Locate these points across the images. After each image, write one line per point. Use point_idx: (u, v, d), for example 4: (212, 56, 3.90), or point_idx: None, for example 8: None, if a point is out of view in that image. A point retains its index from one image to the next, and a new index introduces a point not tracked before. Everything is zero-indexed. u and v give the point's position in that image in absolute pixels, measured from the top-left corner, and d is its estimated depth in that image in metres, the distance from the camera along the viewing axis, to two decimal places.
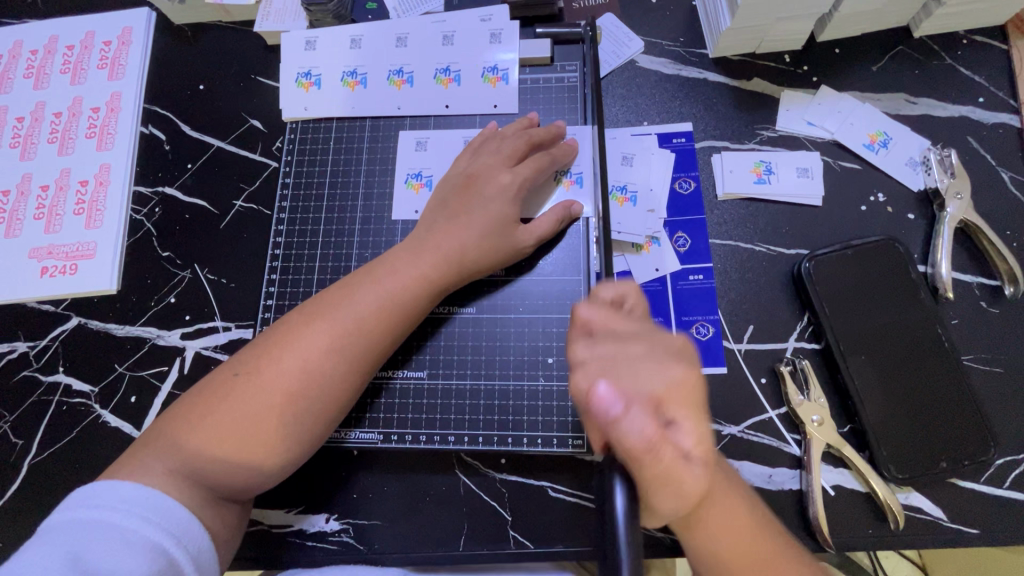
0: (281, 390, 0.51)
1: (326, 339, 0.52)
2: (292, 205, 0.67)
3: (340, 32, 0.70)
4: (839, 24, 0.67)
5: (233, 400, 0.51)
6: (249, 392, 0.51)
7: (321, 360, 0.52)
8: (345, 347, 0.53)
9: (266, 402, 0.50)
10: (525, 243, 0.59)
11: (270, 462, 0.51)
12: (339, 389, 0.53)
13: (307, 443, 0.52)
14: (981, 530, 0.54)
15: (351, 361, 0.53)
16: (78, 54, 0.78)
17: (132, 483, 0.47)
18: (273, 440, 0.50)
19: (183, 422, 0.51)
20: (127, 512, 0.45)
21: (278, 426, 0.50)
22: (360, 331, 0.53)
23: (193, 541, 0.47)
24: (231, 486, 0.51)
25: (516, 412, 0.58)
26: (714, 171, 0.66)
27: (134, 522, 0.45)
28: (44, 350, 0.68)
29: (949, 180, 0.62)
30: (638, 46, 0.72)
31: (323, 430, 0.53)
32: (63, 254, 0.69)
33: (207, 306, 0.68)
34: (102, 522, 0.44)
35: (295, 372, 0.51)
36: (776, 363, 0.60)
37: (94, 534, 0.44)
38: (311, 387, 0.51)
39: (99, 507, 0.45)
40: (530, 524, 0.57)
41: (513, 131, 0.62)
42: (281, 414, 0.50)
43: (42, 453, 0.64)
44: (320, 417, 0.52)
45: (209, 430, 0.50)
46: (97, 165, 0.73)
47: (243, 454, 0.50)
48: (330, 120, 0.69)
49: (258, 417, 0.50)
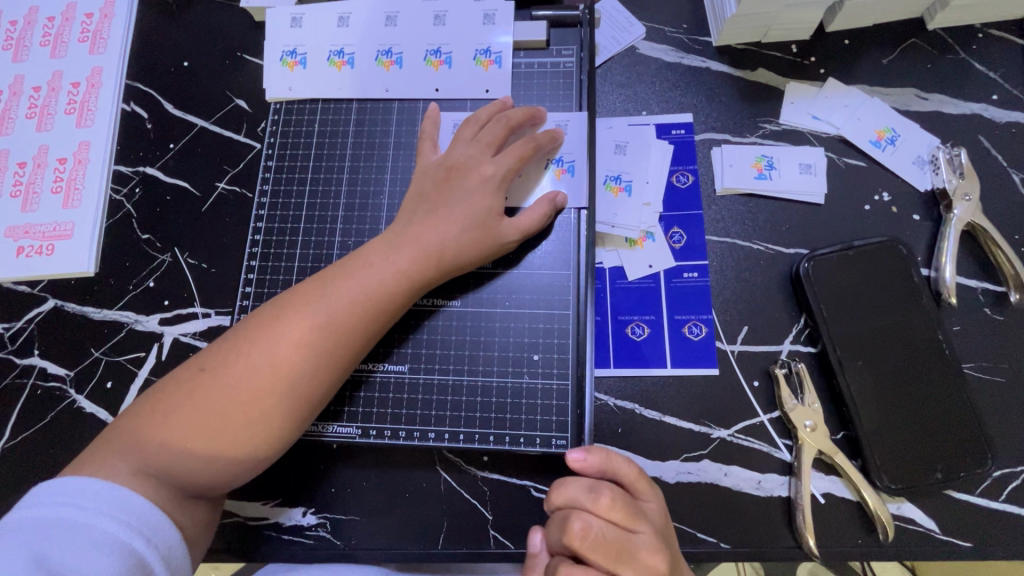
0: (249, 386, 0.49)
1: (298, 332, 0.50)
2: (275, 188, 0.65)
3: (328, 9, 0.67)
4: (849, 13, 0.64)
5: (203, 394, 0.49)
6: (217, 387, 0.49)
7: (291, 354, 0.50)
8: (316, 342, 0.50)
9: (234, 395, 0.49)
10: (509, 236, 0.56)
11: (239, 460, 0.49)
12: (309, 387, 0.50)
13: (275, 442, 0.50)
14: (974, 544, 0.53)
15: (322, 356, 0.51)
16: (58, 27, 0.75)
17: (98, 482, 0.46)
18: (240, 435, 0.48)
19: (150, 417, 0.49)
20: (95, 511, 0.44)
21: (247, 421, 0.49)
22: (332, 327, 0.51)
23: (165, 542, 0.46)
24: (208, 481, 0.49)
25: (500, 410, 0.57)
26: (713, 165, 0.64)
27: (102, 522, 0.43)
28: (19, 332, 0.66)
29: (957, 181, 0.60)
30: (639, 32, 0.69)
31: (295, 428, 0.51)
32: (39, 234, 0.67)
33: (186, 291, 0.66)
34: (69, 521, 0.43)
35: (264, 368, 0.49)
36: (770, 365, 0.58)
37: (59, 533, 0.42)
38: (281, 383, 0.49)
39: (63, 505, 0.43)
40: (511, 523, 0.56)
41: (490, 117, 0.59)
42: (231, 413, 0.48)
43: (15, 437, 0.63)
44: (291, 413, 0.50)
45: (176, 425, 0.48)
46: (76, 142, 0.70)
47: (213, 448, 0.48)
48: (316, 101, 0.66)
49: (227, 413, 0.48)
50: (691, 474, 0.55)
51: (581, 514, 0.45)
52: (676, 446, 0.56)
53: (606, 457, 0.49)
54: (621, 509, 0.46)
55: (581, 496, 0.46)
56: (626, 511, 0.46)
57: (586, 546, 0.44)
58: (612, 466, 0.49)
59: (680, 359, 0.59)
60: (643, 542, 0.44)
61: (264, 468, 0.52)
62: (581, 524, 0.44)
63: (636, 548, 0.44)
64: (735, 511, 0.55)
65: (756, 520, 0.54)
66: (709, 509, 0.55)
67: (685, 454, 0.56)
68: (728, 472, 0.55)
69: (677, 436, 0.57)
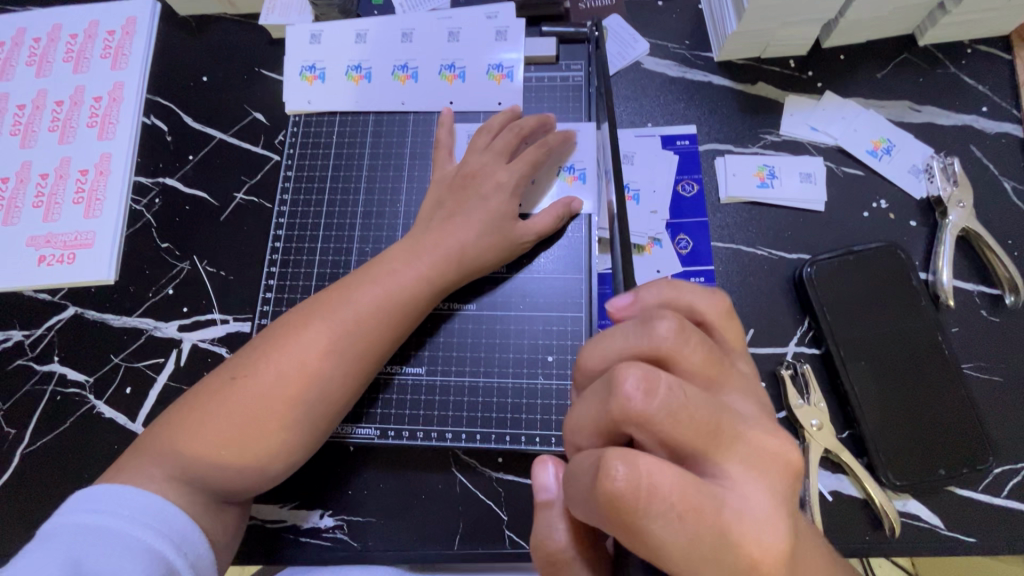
0: (280, 390, 0.50)
1: (324, 337, 0.52)
2: (293, 198, 0.67)
3: (345, 26, 0.70)
4: (844, 31, 0.67)
5: (234, 401, 0.50)
6: (248, 394, 0.50)
7: (319, 359, 0.51)
8: (342, 346, 0.52)
9: (265, 399, 0.50)
10: (524, 238, 0.58)
11: (271, 463, 0.50)
12: (337, 390, 0.52)
13: (307, 445, 0.52)
14: (978, 539, 0.54)
15: (350, 359, 0.52)
16: (81, 43, 0.77)
17: (134, 489, 0.47)
18: (273, 438, 0.50)
19: (182, 429, 0.50)
20: (128, 518, 0.45)
21: (280, 425, 0.50)
22: (359, 330, 0.53)
23: (194, 550, 0.47)
24: (242, 483, 0.50)
25: (515, 409, 0.58)
26: (717, 174, 0.66)
27: (134, 529, 0.44)
28: (40, 339, 0.67)
29: (951, 189, 0.62)
30: (644, 48, 0.72)
31: (324, 428, 0.53)
32: (61, 243, 0.69)
33: (205, 299, 0.67)
34: (101, 527, 0.44)
35: (294, 372, 0.51)
36: (776, 367, 0.60)
37: (93, 540, 0.43)
38: (310, 386, 0.51)
39: (97, 512, 0.44)
40: (525, 524, 0.57)
41: (501, 126, 0.62)
42: (263, 419, 0.50)
43: (35, 442, 0.64)
44: (320, 415, 0.52)
45: (209, 433, 0.49)
46: (97, 154, 0.72)
47: (246, 453, 0.49)
48: (333, 114, 0.69)
49: (259, 418, 0.50)
50: None
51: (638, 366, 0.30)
52: None
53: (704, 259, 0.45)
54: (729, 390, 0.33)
55: (636, 340, 0.33)
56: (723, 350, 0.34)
57: (654, 408, 0.29)
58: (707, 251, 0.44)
59: None
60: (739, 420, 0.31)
61: (293, 470, 0.53)
62: (638, 383, 0.29)
63: (733, 437, 0.30)
64: None
65: None
66: None
67: None
68: None
69: None
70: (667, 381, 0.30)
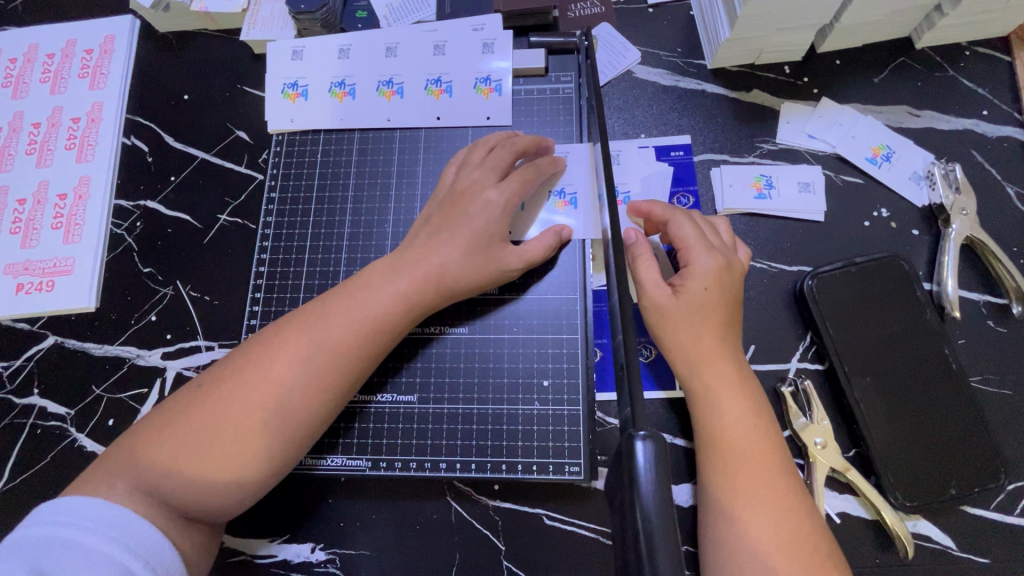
0: (243, 404, 0.48)
1: (294, 350, 0.50)
2: (278, 219, 0.65)
3: (328, 41, 0.68)
4: (840, 35, 0.66)
5: (197, 413, 0.48)
6: (211, 406, 0.48)
7: (285, 373, 0.49)
8: (312, 361, 0.50)
9: (227, 413, 0.47)
10: (512, 264, 0.56)
11: (228, 488, 0.47)
12: (302, 409, 0.49)
13: (267, 469, 0.48)
14: (992, 560, 0.53)
15: (318, 376, 0.49)
16: (58, 63, 0.75)
17: (101, 503, 0.44)
18: (234, 460, 0.47)
19: (143, 440, 0.48)
20: (94, 530, 0.42)
21: (239, 445, 0.47)
22: (331, 347, 0.50)
23: (163, 564, 0.44)
24: (198, 511, 0.47)
25: (509, 436, 0.56)
26: (713, 185, 0.65)
27: (99, 543, 0.42)
28: (19, 370, 0.65)
29: (954, 196, 0.61)
30: (635, 56, 0.70)
31: (287, 454, 0.49)
32: (39, 271, 0.67)
33: (189, 325, 0.65)
34: (67, 540, 0.41)
35: (259, 386, 0.48)
36: (778, 384, 0.58)
37: (57, 551, 0.41)
38: (274, 404, 0.48)
39: (64, 524, 0.42)
40: (524, 554, 0.55)
41: (499, 142, 0.59)
42: (222, 434, 0.47)
43: (14, 479, 0.61)
44: (281, 437, 0.48)
45: (166, 449, 0.46)
46: (76, 177, 0.70)
47: (203, 472, 0.46)
48: (317, 132, 0.67)
49: (218, 432, 0.47)
50: None
51: (685, 274, 0.53)
52: (688, 470, 0.56)
53: (731, 232, 0.58)
54: (728, 338, 0.52)
55: (703, 263, 0.53)
56: (732, 310, 0.53)
57: (682, 303, 0.52)
58: (724, 229, 0.58)
59: None
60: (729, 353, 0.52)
61: (253, 501, 0.50)
62: (682, 280, 0.53)
63: (731, 319, 0.53)
64: None
65: None
66: None
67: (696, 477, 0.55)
68: None
69: (689, 460, 0.56)
70: (703, 285, 0.52)
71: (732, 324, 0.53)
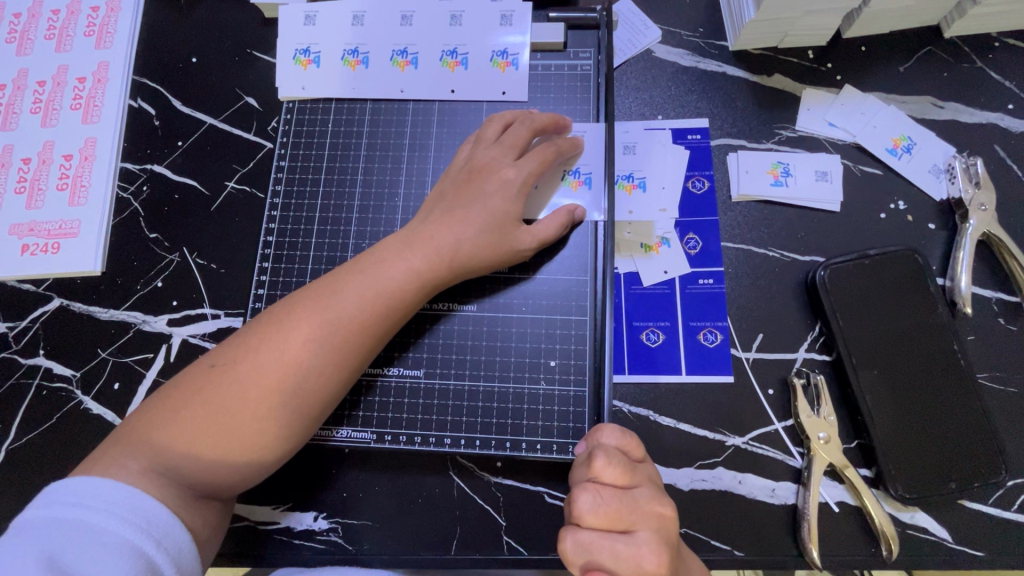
0: (258, 380, 0.48)
1: (306, 327, 0.49)
2: (287, 189, 0.64)
3: (342, 7, 0.66)
4: (868, 21, 0.64)
5: (211, 391, 0.48)
6: (224, 384, 0.48)
7: (299, 351, 0.49)
8: (325, 338, 0.49)
9: (242, 390, 0.47)
10: (524, 244, 0.55)
11: (243, 461, 0.48)
12: (316, 385, 0.49)
13: (281, 443, 0.49)
14: (987, 553, 0.53)
15: (332, 353, 0.49)
16: (63, 20, 0.73)
17: (110, 481, 0.44)
18: (249, 436, 0.47)
19: (158, 416, 0.48)
20: (106, 511, 0.42)
21: (254, 422, 0.47)
22: (343, 323, 0.50)
23: (175, 543, 0.44)
24: (208, 481, 0.47)
25: (516, 415, 0.56)
26: (729, 171, 0.64)
27: (112, 523, 0.42)
28: (24, 331, 0.65)
29: (974, 191, 0.60)
30: (656, 35, 0.68)
31: (301, 429, 0.49)
32: (45, 232, 0.66)
33: (195, 292, 0.65)
34: (78, 521, 0.41)
35: (272, 362, 0.48)
36: (788, 374, 0.58)
37: (69, 534, 0.40)
38: (289, 380, 0.48)
39: (73, 505, 0.42)
40: (525, 531, 0.55)
41: (517, 119, 0.58)
42: (236, 411, 0.47)
43: (20, 438, 0.62)
44: (296, 413, 0.48)
45: (183, 427, 0.47)
46: (82, 138, 0.69)
47: (220, 446, 0.47)
48: (328, 100, 0.66)
49: (234, 410, 0.47)
50: (705, 482, 0.55)
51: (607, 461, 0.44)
52: (691, 454, 0.56)
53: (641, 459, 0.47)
54: (600, 508, 0.42)
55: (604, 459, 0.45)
56: (618, 503, 0.43)
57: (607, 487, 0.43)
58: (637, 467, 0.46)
59: (695, 366, 0.59)
60: (645, 565, 0.41)
61: (267, 473, 0.50)
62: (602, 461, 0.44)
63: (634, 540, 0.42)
64: (749, 519, 0.55)
65: (769, 528, 0.54)
66: (723, 517, 0.55)
67: (700, 461, 0.56)
68: (743, 480, 0.55)
69: (691, 444, 0.56)
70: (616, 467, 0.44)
71: (612, 510, 0.42)
